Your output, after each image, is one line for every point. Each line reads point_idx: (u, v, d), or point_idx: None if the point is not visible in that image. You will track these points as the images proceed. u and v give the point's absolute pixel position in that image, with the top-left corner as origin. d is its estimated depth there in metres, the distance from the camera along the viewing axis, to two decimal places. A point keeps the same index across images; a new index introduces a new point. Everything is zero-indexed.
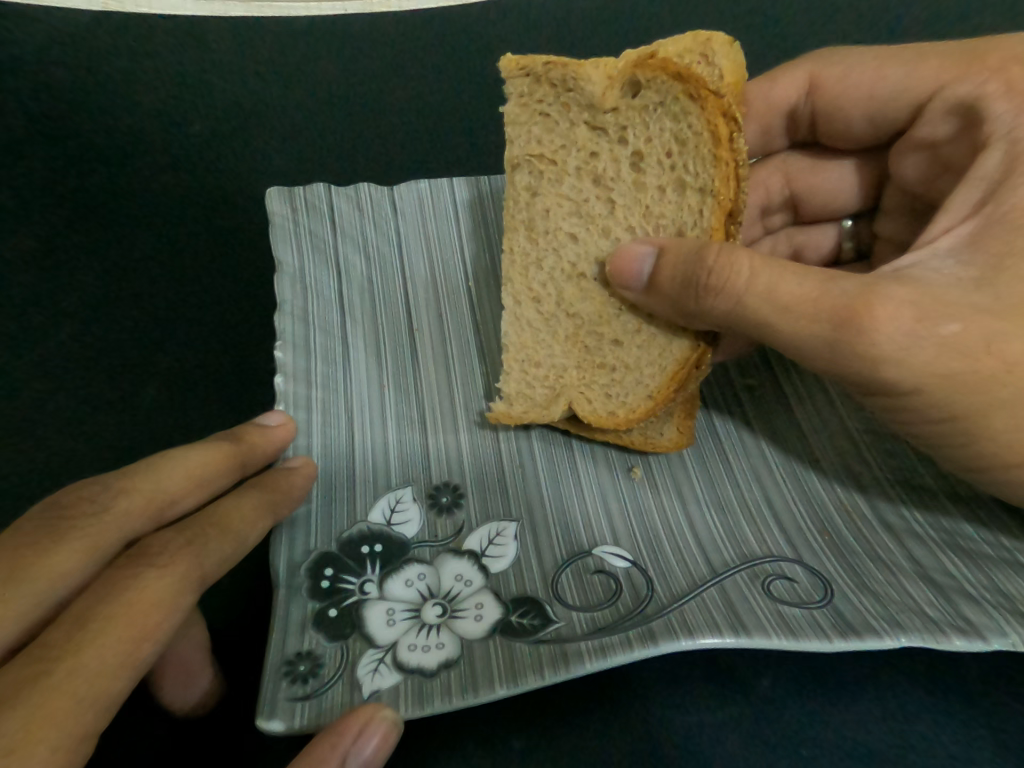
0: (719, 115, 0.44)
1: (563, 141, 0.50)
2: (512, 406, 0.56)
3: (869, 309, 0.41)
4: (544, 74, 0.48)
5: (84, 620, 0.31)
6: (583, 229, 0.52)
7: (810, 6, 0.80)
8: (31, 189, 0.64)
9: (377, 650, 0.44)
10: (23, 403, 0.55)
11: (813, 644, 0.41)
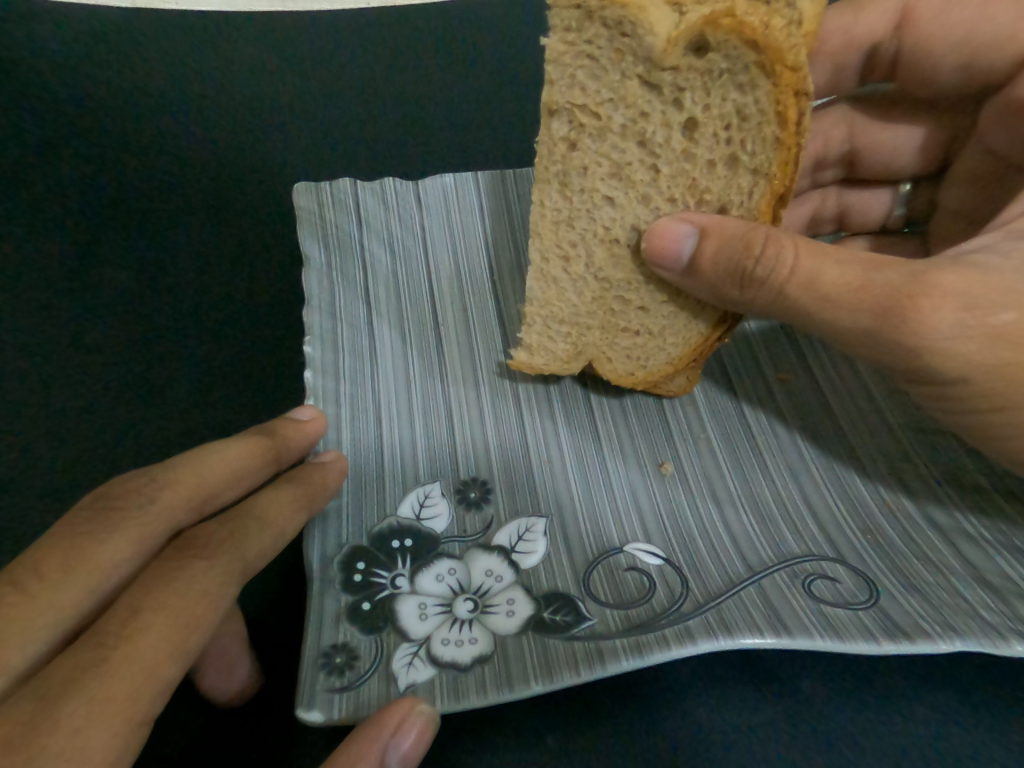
0: (789, 95, 0.40)
1: (611, 95, 0.43)
2: (532, 357, 0.57)
3: (917, 299, 0.39)
4: (598, 11, 0.40)
5: (137, 608, 0.31)
6: (621, 193, 0.47)
7: None
8: (71, 182, 0.66)
9: (411, 643, 0.44)
10: (61, 391, 0.56)
11: (860, 646, 0.40)
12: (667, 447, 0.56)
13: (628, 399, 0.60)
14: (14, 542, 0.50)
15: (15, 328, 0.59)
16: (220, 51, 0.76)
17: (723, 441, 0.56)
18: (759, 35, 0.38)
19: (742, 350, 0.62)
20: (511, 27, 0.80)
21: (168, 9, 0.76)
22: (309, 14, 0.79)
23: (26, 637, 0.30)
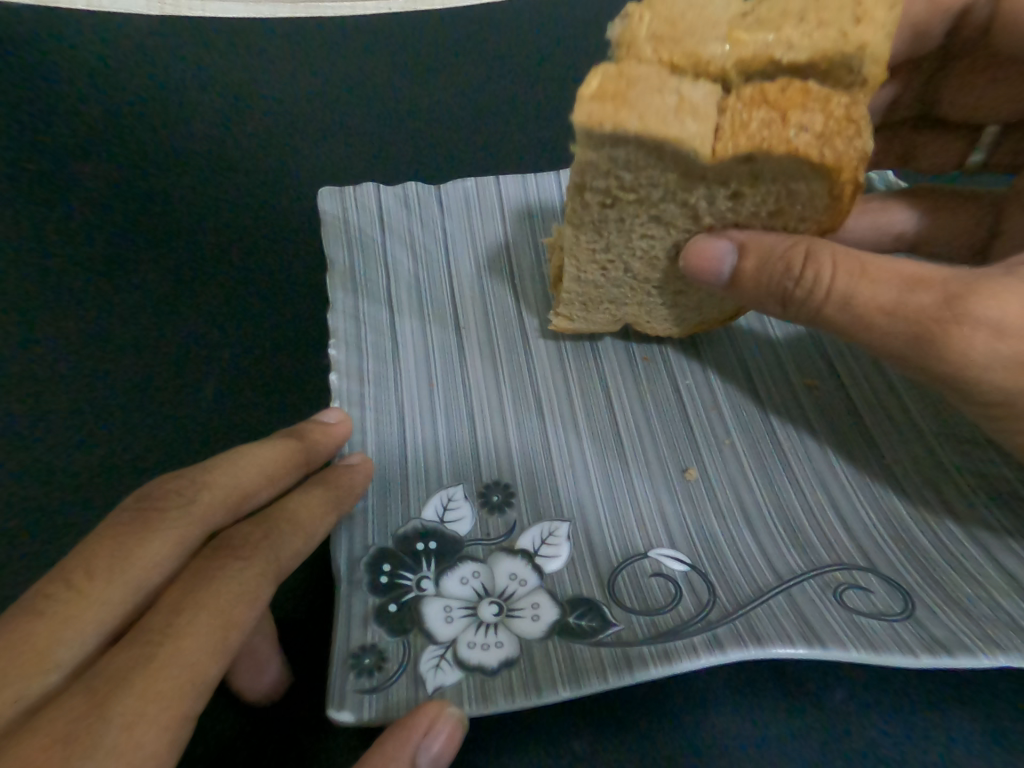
0: (845, 186, 0.40)
1: (651, 184, 0.42)
2: (574, 319, 0.60)
3: (950, 324, 0.39)
4: (637, 139, 0.38)
5: (180, 607, 0.32)
6: (660, 230, 0.47)
7: None
8: (105, 185, 0.68)
9: (437, 646, 0.45)
10: (98, 391, 0.58)
11: (896, 658, 0.40)
12: (691, 451, 0.56)
13: (650, 402, 0.59)
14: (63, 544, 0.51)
15: (55, 329, 0.61)
16: (243, 52, 0.76)
17: (749, 446, 0.56)
18: (812, 155, 0.38)
19: (765, 353, 0.61)
20: (534, 31, 0.80)
21: (193, 12, 0.76)
22: (333, 17, 0.79)
23: (79, 633, 0.31)
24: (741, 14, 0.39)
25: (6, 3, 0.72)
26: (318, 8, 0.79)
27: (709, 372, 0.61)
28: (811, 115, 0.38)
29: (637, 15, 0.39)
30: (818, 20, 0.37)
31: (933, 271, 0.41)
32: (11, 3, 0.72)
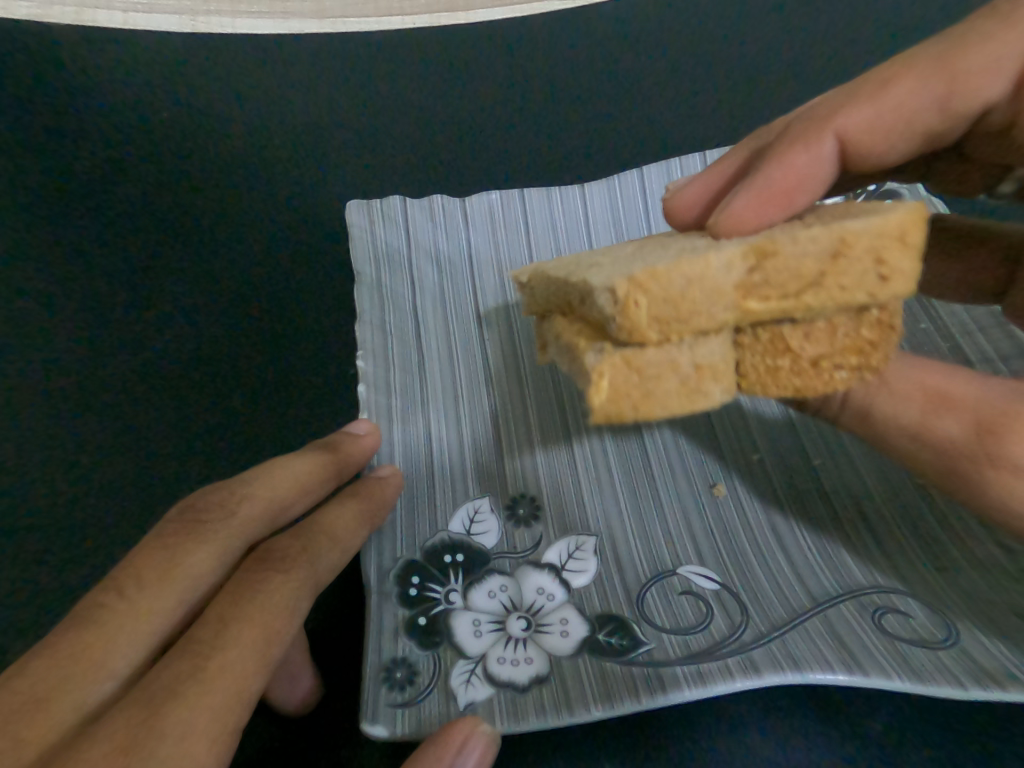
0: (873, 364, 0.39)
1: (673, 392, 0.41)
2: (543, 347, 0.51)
3: (983, 464, 0.36)
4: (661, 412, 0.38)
5: (226, 620, 0.33)
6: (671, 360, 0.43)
7: (894, 10, 0.78)
8: (131, 192, 0.68)
9: (467, 660, 0.45)
10: (124, 399, 0.58)
11: (941, 688, 0.39)
12: (719, 467, 0.55)
13: (677, 418, 0.59)
14: (99, 557, 0.52)
15: (79, 333, 0.61)
16: (268, 60, 0.76)
17: (778, 461, 0.55)
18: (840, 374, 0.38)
19: None
20: (557, 50, 0.80)
21: (224, 31, 0.75)
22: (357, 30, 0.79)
23: (128, 643, 0.31)
24: (747, 271, 0.36)
25: (41, 21, 0.72)
26: (343, 24, 0.78)
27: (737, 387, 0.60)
28: (836, 352, 0.37)
29: (632, 305, 0.35)
30: (836, 281, 0.35)
31: (968, 394, 0.36)
32: (49, 23, 0.73)
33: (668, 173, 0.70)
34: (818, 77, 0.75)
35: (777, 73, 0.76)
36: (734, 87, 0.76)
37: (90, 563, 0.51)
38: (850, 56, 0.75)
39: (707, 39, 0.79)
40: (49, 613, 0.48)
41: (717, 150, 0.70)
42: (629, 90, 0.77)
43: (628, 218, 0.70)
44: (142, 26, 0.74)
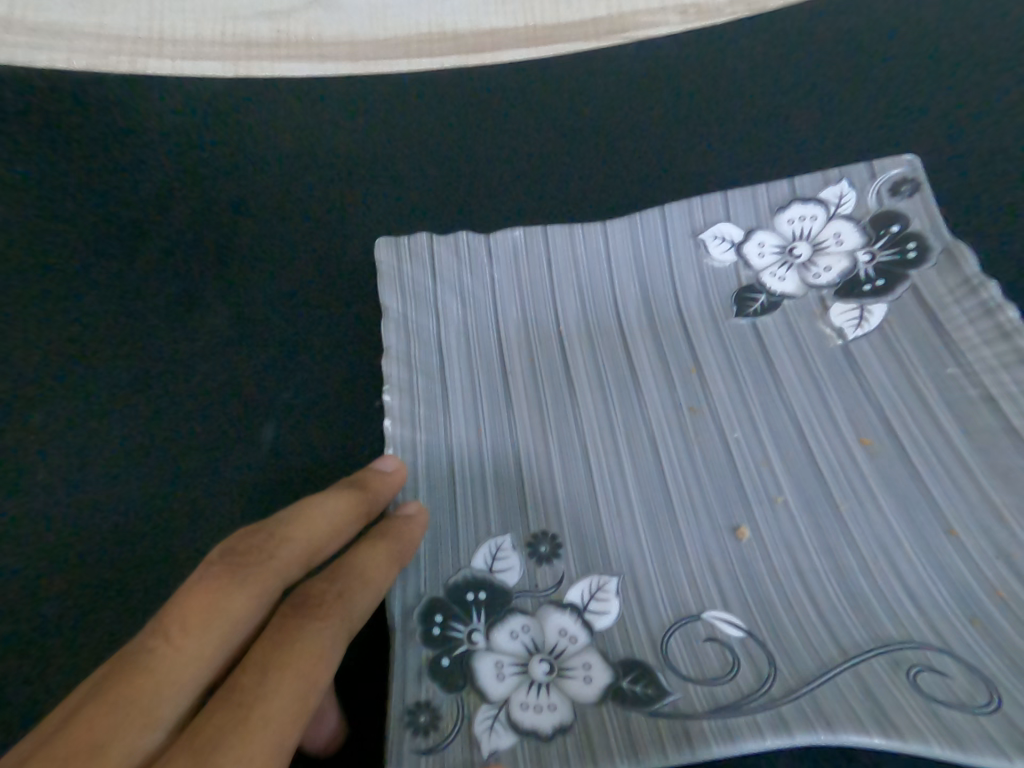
0: None
1: None
2: None
3: None
4: None
5: (265, 668, 0.34)
6: None
7: (927, 42, 0.77)
8: (170, 235, 0.71)
9: (491, 706, 0.47)
10: (160, 435, 0.60)
11: (985, 760, 0.39)
12: (743, 509, 0.56)
13: (698, 455, 0.60)
14: (148, 594, 0.52)
15: (119, 371, 0.63)
16: (299, 101, 0.79)
17: (802, 502, 0.55)
18: None
19: (815, 404, 0.60)
20: (582, 90, 0.81)
21: (262, 74, 0.79)
22: (383, 70, 0.81)
23: (174, 689, 0.32)
24: None
25: (100, 70, 0.76)
26: (376, 66, 0.81)
27: (758, 424, 0.60)
28: None
29: None
30: None
31: None
32: (105, 71, 0.76)
33: (689, 211, 0.71)
34: (843, 121, 0.75)
35: (802, 115, 0.77)
36: (759, 128, 0.77)
37: (132, 597, 0.52)
38: (877, 96, 0.76)
39: (732, 76, 0.79)
40: (102, 652, 0.50)
41: (738, 191, 0.71)
42: (653, 130, 0.79)
43: (650, 256, 0.71)
44: (189, 72, 0.78)
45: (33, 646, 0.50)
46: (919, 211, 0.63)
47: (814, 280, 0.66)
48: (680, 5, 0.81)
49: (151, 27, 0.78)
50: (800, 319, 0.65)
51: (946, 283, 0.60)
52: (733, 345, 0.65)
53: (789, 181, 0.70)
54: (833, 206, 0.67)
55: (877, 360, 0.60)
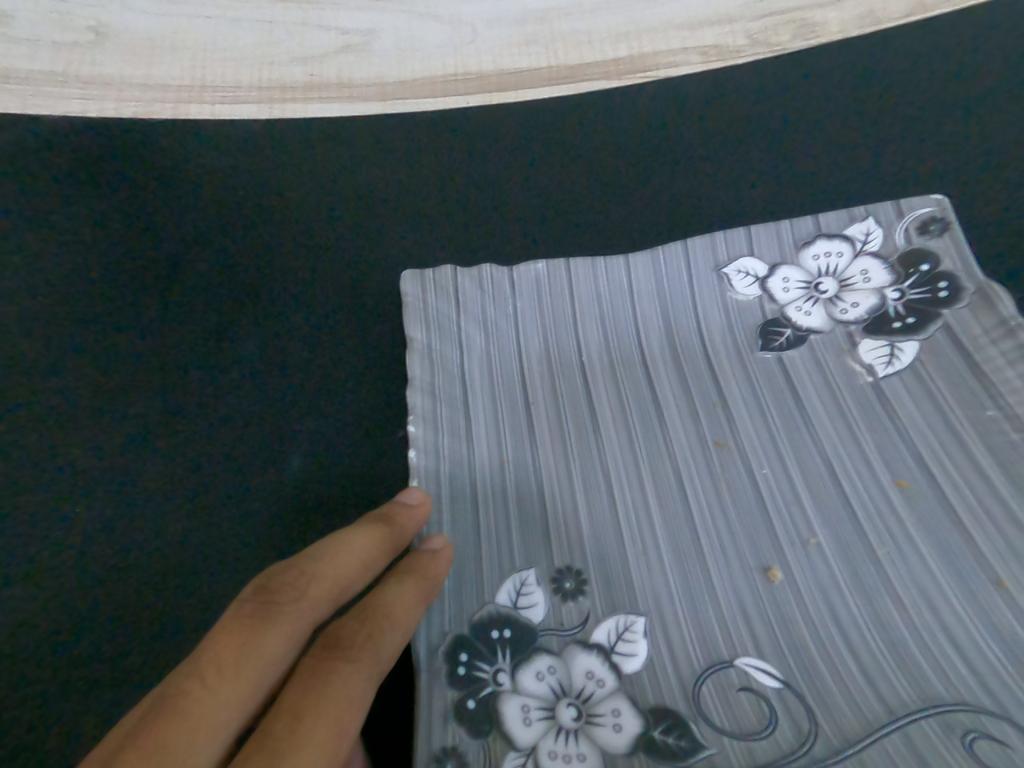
0: None
1: None
2: None
3: None
4: None
5: (299, 715, 0.34)
6: None
7: (946, 81, 0.78)
8: (205, 269, 0.73)
9: (519, 753, 0.46)
10: (192, 467, 0.61)
11: None
12: (774, 551, 0.55)
13: (726, 493, 0.59)
14: (184, 625, 0.54)
15: (153, 403, 0.65)
16: (330, 141, 0.82)
17: (836, 544, 0.54)
18: None
19: (847, 443, 0.59)
20: (602, 129, 0.83)
21: (295, 116, 0.82)
22: (409, 110, 0.84)
23: (210, 735, 0.32)
24: None
25: (145, 118, 0.80)
26: (403, 105, 0.84)
27: (787, 461, 0.59)
28: None
29: None
30: None
31: None
32: (149, 119, 0.80)
33: (712, 246, 0.71)
34: (865, 160, 0.76)
35: (822, 154, 0.77)
36: (779, 165, 0.78)
37: (168, 629, 0.53)
38: (897, 135, 0.76)
39: (751, 116, 0.81)
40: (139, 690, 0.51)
41: (762, 227, 0.71)
42: (674, 168, 0.80)
43: (674, 290, 0.71)
44: (227, 116, 0.81)
45: (72, 677, 0.51)
46: (949, 251, 0.63)
47: (840, 316, 0.66)
48: (701, 46, 0.83)
49: (192, 74, 0.81)
50: (828, 355, 0.65)
51: (981, 323, 0.59)
52: (759, 380, 0.65)
53: (813, 218, 0.70)
54: (859, 243, 0.67)
55: (910, 398, 0.59)
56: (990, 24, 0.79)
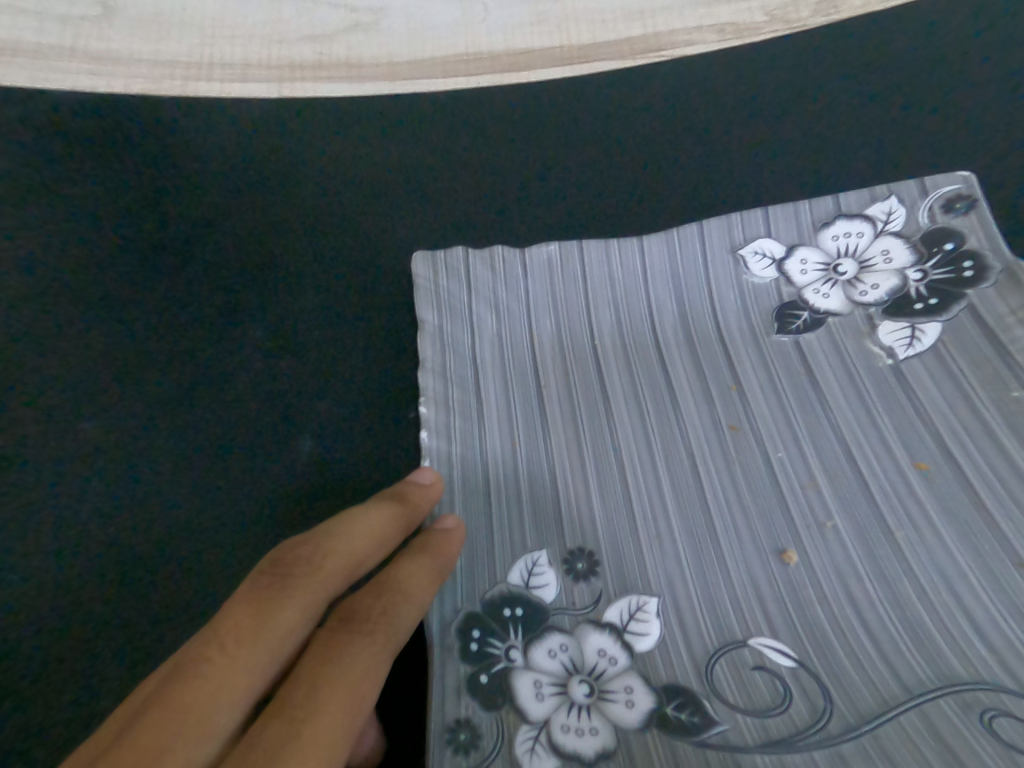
0: None
1: None
2: None
3: None
4: None
5: (318, 682, 0.35)
6: None
7: (971, 57, 0.76)
8: (216, 248, 0.74)
9: (531, 726, 0.46)
10: (205, 442, 0.62)
11: None
12: (789, 533, 0.54)
13: (740, 475, 0.58)
14: (199, 596, 0.55)
15: (166, 379, 0.65)
16: (339, 121, 0.81)
17: (853, 527, 0.53)
18: None
19: (864, 425, 0.58)
20: (614, 108, 0.81)
21: (304, 95, 0.81)
22: (419, 89, 0.83)
23: (231, 699, 0.33)
24: None
25: (154, 95, 0.80)
26: (413, 85, 0.83)
27: (803, 444, 0.59)
28: None
29: None
30: None
31: None
32: (159, 96, 0.80)
33: (728, 227, 0.70)
34: (886, 140, 0.74)
35: (841, 132, 0.76)
36: (796, 144, 0.76)
37: (184, 599, 0.54)
38: (918, 113, 0.74)
39: (768, 94, 0.79)
40: (156, 662, 0.52)
41: (779, 207, 0.70)
42: (687, 147, 0.79)
43: (689, 272, 0.70)
44: (237, 95, 0.81)
45: (92, 643, 0.52)
46: (975, 228, 0.62)
47: (860, 298, 0.65)
48: (717, 24, 0.81)
49: (201, 51, 0.80)
50: (846, 337, 0.63)
51: (1007, 303, 0.58)
52: (774, 362, 0.64)
53: (833, 198, 0.69)
54: (880, 223, 0.66)
55: (931, 380, 0.58)
56: (1021, 2, 0.76)
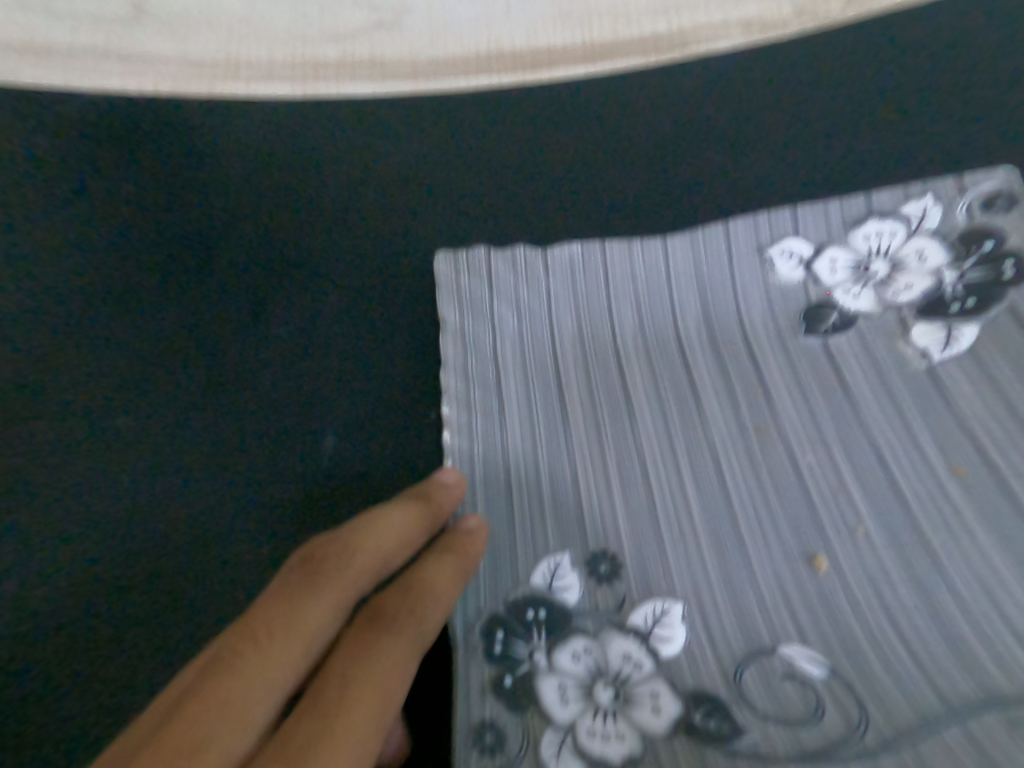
0: None
1: None
2: None
3: None
4: None
5: (348, 680, 0.35)
6: None
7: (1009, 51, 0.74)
8: (241, 246, 0.74)
9: (556, 730, 0.46)
10: (231, 439, 0.63)
11: None
12: (819, 539, 0.53)
13: (767, 479, 0.57)
14: (227, 590, 0.55)
15: (193, 377, 0.66)
16: (361, 120, 0.82)
17: (887, 533, 0.52)
18: None
19: (898, 429, 0.56)
20: (636, 105, 0.81)
21: (327, 95, 0.82)
22: (440, 88, 0.83)
23: (265, 692, 0.33)
24: None
25: (182, 96, 0.81)
26: (434, 84, 0.83)
27: (833, 448, 0.57)
28: None
29: None
30: None
31: None
32: (186, 96, 0.81)
33: (755, 227, 0.69)
34: (920, 135, 0.72)
35: (872, 128, 0.74)
36: (824, 140, 0.74)
37: (213, 593, 0.55)
38: (954, 108, 0.72)
39: (795, 90, 0.77)
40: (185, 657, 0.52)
41: (808, 206, 0.69)
42: (711, 144, 0.77)
43: (714, 272, 0.69)
44: (261, 95, 0.82)
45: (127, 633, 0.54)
46: (1016, 228, 0.61)
47: (892, 299, 0.63)
48: (743, 20, 0.80)
49: (227, 53, 0.81)
50: (877, 339, 0.62)
51: None
52: (802, 364, 0.63)
53: (865, 197, 0.67)
54: (915, 222, 0.64)
55: (969, 385, 0.57)
56: None
